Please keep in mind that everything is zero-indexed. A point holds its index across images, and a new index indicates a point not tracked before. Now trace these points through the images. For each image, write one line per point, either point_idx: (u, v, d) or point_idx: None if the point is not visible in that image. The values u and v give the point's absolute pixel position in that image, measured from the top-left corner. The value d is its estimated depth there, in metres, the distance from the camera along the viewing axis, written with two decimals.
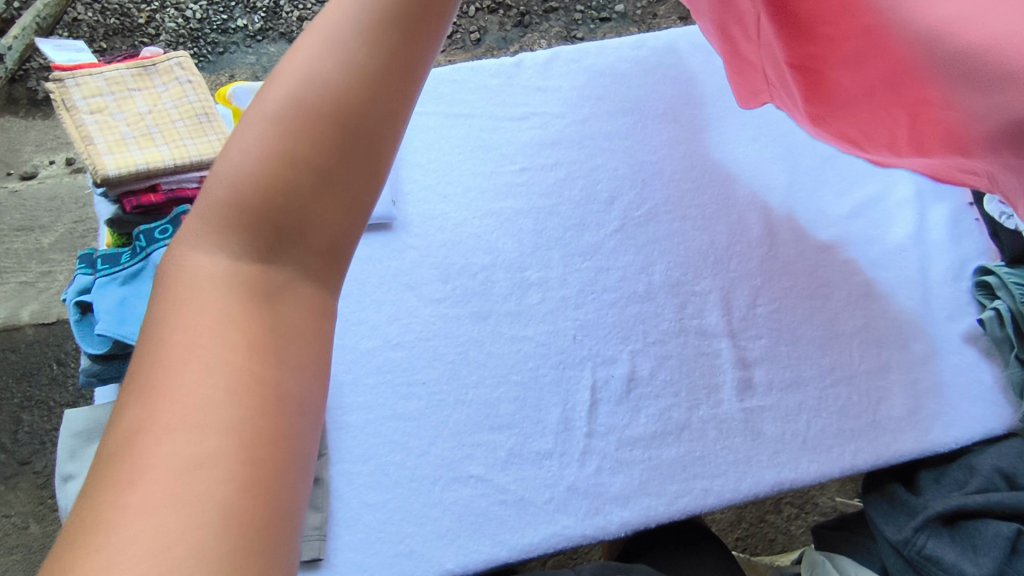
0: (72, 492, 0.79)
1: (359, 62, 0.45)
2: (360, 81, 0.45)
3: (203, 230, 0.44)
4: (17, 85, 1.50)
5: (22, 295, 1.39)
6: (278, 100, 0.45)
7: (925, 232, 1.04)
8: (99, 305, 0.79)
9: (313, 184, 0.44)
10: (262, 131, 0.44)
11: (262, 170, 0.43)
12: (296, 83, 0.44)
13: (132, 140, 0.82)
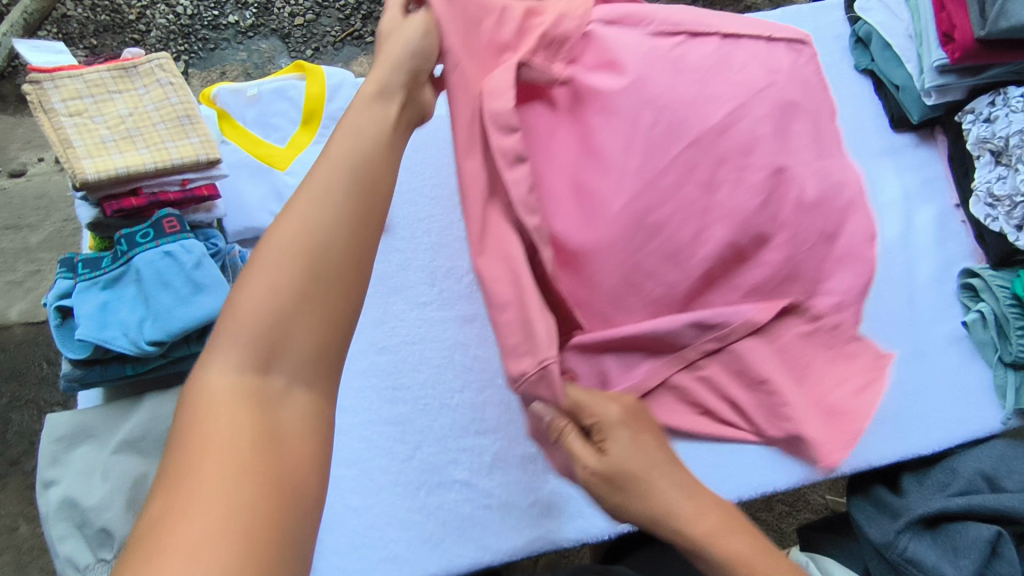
0: (52, 498, 0.79)
1: (334, 212, 0.55)
2: (337, 226, 0.55)
3: (212, 351, 0.50)
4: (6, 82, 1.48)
5: (10, 294, 1.38)
6: (283, 243, 0.53)
7: (911, 235, 1.05)
8: (79, 309, 0.79)
9: (300, 306, 0.51)
10: (259, 267, 0.52)
11: (272, 299, 0.51)
12: (299, 227, 0.54)
13: (112, 143, 0.82)
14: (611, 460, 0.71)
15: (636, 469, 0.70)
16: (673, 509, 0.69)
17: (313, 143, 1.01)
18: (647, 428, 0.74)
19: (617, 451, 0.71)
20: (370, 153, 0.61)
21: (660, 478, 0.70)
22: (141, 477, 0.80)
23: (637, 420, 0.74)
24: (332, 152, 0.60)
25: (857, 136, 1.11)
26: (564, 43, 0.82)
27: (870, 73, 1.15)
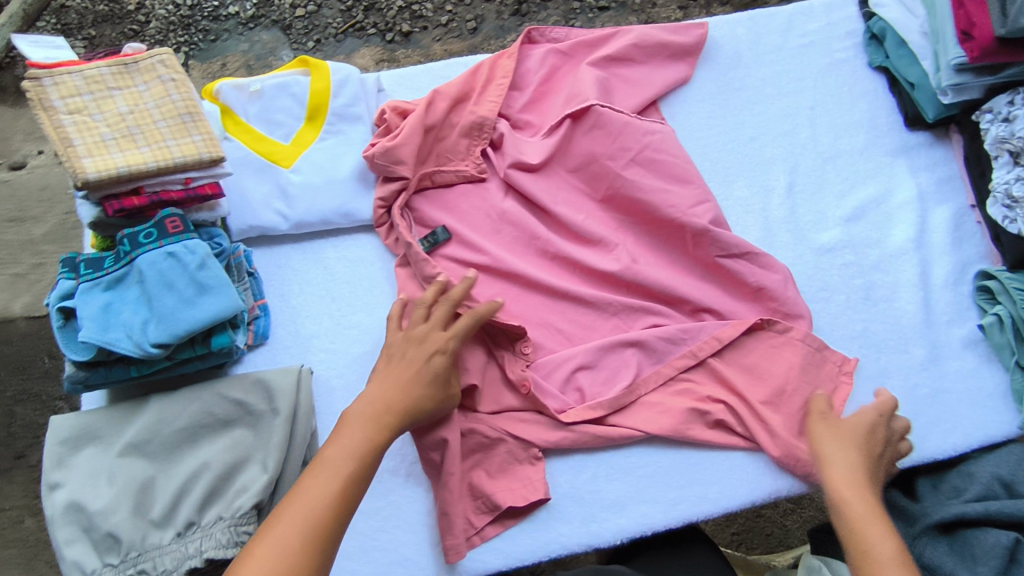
0: (57, 502, 0.78)
1: (351, 467, 0.67)
2: (346, 481, 0.66)
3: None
4: (6, 73, 1.46)
5: (13, 288, 1.37)
6: (302, 511, 0.63)
7: (927, 235, 1.03)
8: (82, 311, 0.77)
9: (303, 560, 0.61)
10: (283, 521, 0.62)
11: (285, 556, 0.60)
12: (279, 545, 0.60)
13: (113, 142, 0.80)
14: (827, 453, 0.79)
15: (845, 476, 0.76)
16: (868, 523, 0.72)
17: (318, 140, 0.99)
18: (851, 439, 0.80)
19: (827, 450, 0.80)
20: (357, 467, 0.68)
21: (863, 497, 0.74)
22: (148, 480, 0.79)
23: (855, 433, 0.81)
24: (326, 461, 0.67)
25: (872, 134, 1.09)
26: (482, 128, 0.99)
27: (884, 71, 1.12)
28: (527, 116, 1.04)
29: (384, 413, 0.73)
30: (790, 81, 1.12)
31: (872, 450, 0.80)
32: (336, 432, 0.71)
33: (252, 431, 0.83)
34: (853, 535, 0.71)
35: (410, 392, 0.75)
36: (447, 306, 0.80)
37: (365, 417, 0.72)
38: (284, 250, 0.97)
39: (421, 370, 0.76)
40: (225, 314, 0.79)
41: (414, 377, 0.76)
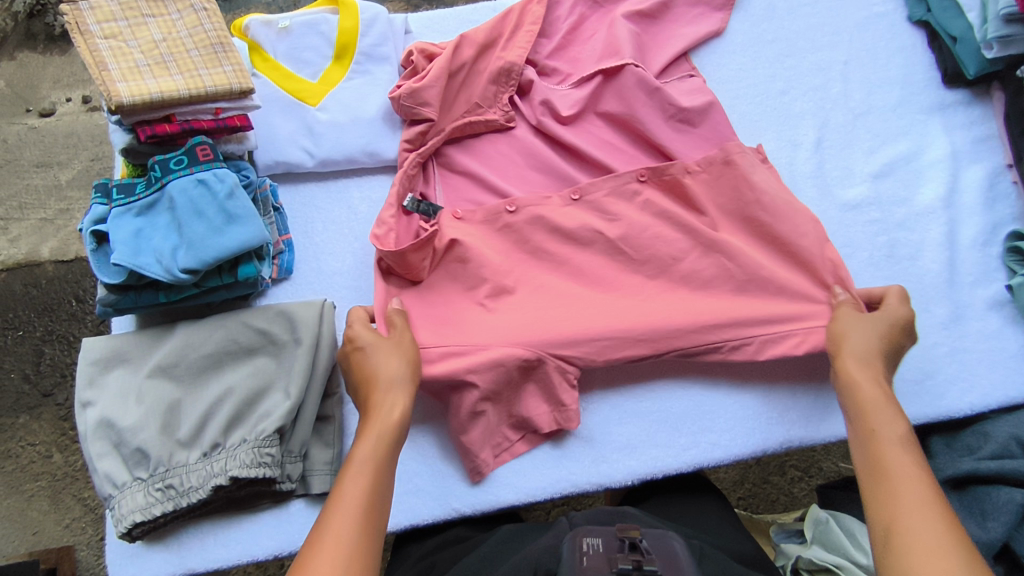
0: (89, 418, 0.80)
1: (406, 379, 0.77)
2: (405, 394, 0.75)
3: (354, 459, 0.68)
4: (35, 20, 1.48)
5: (42, 231, 1.40)
6: (390, 409, 0.74)
7: (956, 194, 1.01)
8: (114, 235, 0.79)
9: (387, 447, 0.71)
10: (385, 415, 0.73)
11: (375, 441, 0.70)
12: (383, 427, 0.72)
13: (146, 68, 0.80)
14: (846, 338, 0.80)
15: (860, 360, 0.77)
16: (877, 399, 0.73)
17: (345, 79, 1.00)
18: (872, 332, 0.80)
19: (851, 330, 0.80)
20: (383, 466, 0.69)
21: (876, 379, 0.76)
22: (175, 402, 0.82)
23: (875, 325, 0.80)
24: (388, 379, 0.76)
25: (907, 90, 1.07)
26: (510, 74, 0.98)
27: (924, 25, 1.10)
28: (555, 62, 1.02)
29: (393, 394, 0.75)
30: (824, 35, 1.10)
31: (889, 339, 0.80)
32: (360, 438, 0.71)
33: (276, 359, 0.85)
34: (863, 415, 0.73)
35: (389, 364, 0.77)
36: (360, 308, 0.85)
37: (385, 424, 0.72)
38: (306, 188, 0.98)
39: (382, 345, 0.79)
40: (252, 242, 0.80)
41: (382, 349, 0.78)
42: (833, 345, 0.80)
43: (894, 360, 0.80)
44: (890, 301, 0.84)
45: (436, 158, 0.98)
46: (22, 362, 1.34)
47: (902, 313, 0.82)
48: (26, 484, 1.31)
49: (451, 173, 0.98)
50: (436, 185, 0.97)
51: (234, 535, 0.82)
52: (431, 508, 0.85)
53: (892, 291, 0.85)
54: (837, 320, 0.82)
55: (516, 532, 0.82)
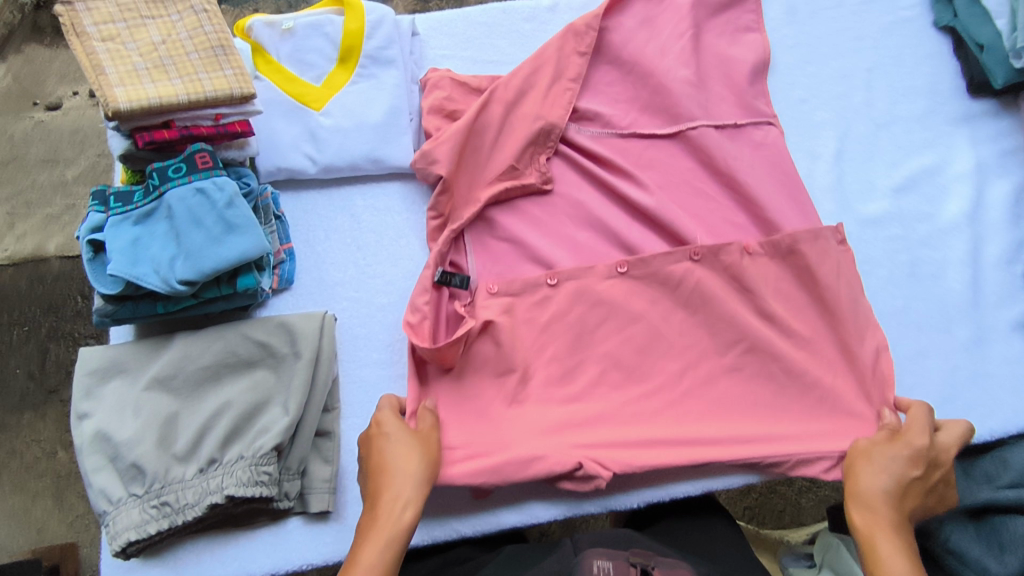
0: (85, 430, 0.79)
1: (418, 473, 0.73)
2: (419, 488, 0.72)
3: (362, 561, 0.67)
4: (43, 12, 1.46)
5: (47, 228, 1.39)
6: (401, 505, 0.71)
7: (981, 210, 0.97)
8: (111, 244, 0.77)
9: (396, 546, 0.68)
10: (396, 513, 0.70)
11: (384, 545, 0.68)
12: (394, 521, 0.70)
13: (145, 72, 0.77)
14: (856, 467, 0.77)
15: (869, 492, 0.74)
16: (882, 545, 0.70)
17: (350, 83, 0.97)
18: (883, 457, 0.76)
19: (863, 466, 0.76)
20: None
21: (884, 510, 0.72)
22: (172, 415, 0.79)
23: (887, 449, 0.77)
24: (399, 471, 0.73)
25: (932, 101, 1.03)
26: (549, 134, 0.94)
27: (950, 32, 1.06)
28: (595, 106, 0.97)
29: (403, 489, 0.72)
30: (846, 41, 1.06)
31: (902, 476, 0.75)
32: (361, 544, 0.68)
33: (276, 373, 0.83)
34: (866, 547, 0.70)
35: (410, 473, 0.73)
36: (391, 397, 0.81)
37: (392, 524, 0.69)
38: (313, 196, 0.96)
39: (407, 448, 0.75)
40: (253, 253, 0.78)
41: (406, 453, 0.75)
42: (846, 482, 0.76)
43: (909, 497, 0.75)
44: (908, 428, 0.79)
45: (468, 225, 0.92)
46: (27, 359, 1.33)
47: (921, 435, 0.77)
48: (30, 482, 1.30)
49: (488, 239, 0.93)
50: (471, 257, 0.91)
51: (230, 553, 0.80)
52: (432, 529, 0.83)
53: (915, 412, 0.80)
54: (854, 455, 0.78)
55: (518, 552, 0.80)
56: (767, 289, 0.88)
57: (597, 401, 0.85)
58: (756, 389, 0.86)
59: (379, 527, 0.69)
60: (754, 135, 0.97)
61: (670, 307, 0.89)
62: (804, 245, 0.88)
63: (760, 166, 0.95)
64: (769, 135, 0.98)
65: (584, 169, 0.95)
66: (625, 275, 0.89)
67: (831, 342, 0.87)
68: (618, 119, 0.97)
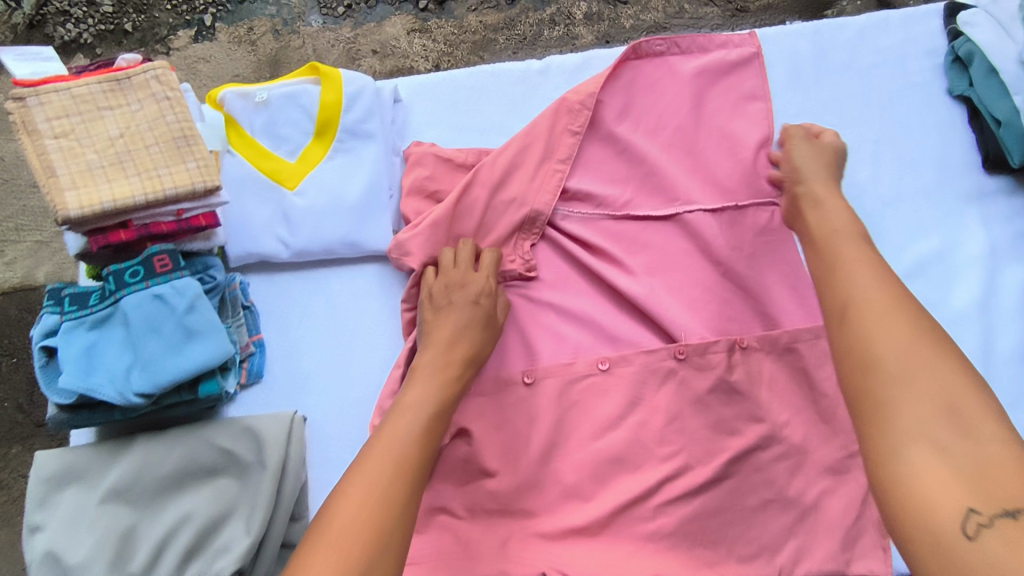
0: (37, 547, 0.75)
1: (478, 334, 0.78)
2: (476, 345, 0.77)
3: (423, 383, 0.70)
4: (35, 31, 1.32)
5: (37, 254, 1.30)
6: (457, 352, 0.75)
7: (993, 297, 0.91)
8: (64, 354, 0.73)
9: (451, 382, 0.72)
10: (455, 361, 0.74)
11: (439, 381, 0.71)
12: (447, 367, 0.73)
13: (100, 171, 0.73)
14: (797, 166, 0.87)
15: (830, 222, 0.76)
16: (839, 238, 0.72)
17: (326, 158, 0.92)
18: (817, 159, 0.87)
19: (799, 154, 0.88)
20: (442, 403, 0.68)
21: (841, 228, 0.74)
22: (130, 530, 0.76)
23: (811, 156, 0.88)
24: (461, 327, 0.77)
25: (943, 174, 0.96)
26: (535, 222, 0.90)
27: (965, 101, 0.99)
28: (588, 185, 0.93)
29: (468, 336, 0.77)
30: (854, 108, 0.99)
31: (833, 163, 0.88)
32: (419, 376, 0.71)
33: (239, 482, 0.79)
34: (825, 250, 0.72)
35: (467, 334, 0.77)
36: (495, 252, 0.86)
37: (447, 372, 0.72)
38: (284, 283, 0.91)
39: (474, 310, 0.79)
40: (215, 360, 0.74)
41: (470, 316, 0.79)
42: (788, 166, 0.88)
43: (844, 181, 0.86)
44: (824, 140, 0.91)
45: None
46: (12, 392, 1.26)
47: (836, 145, 0.89)
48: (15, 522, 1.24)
49: None
50: None
51: None
52: None
53: (829, 131, 0.92)
54: (792, 140, 0.90)
55: None
56: (759, 389, 0.84)
57: (575, 512, 0.81)
58: (743, 501, 0.81)
59: (435, 368, 0.72)
60: (759, 218, 0.91)
61: (654, 409, 0.84)
62: (803, 343, 0.86)
63: (762, 251, 0.91)
64: (774, 217, 0.92)
65: (573, 256, 0.92)
66: (607, 371, 0.86)
67: (828, 453, 0.83)
68: (612, 199, 0.93)
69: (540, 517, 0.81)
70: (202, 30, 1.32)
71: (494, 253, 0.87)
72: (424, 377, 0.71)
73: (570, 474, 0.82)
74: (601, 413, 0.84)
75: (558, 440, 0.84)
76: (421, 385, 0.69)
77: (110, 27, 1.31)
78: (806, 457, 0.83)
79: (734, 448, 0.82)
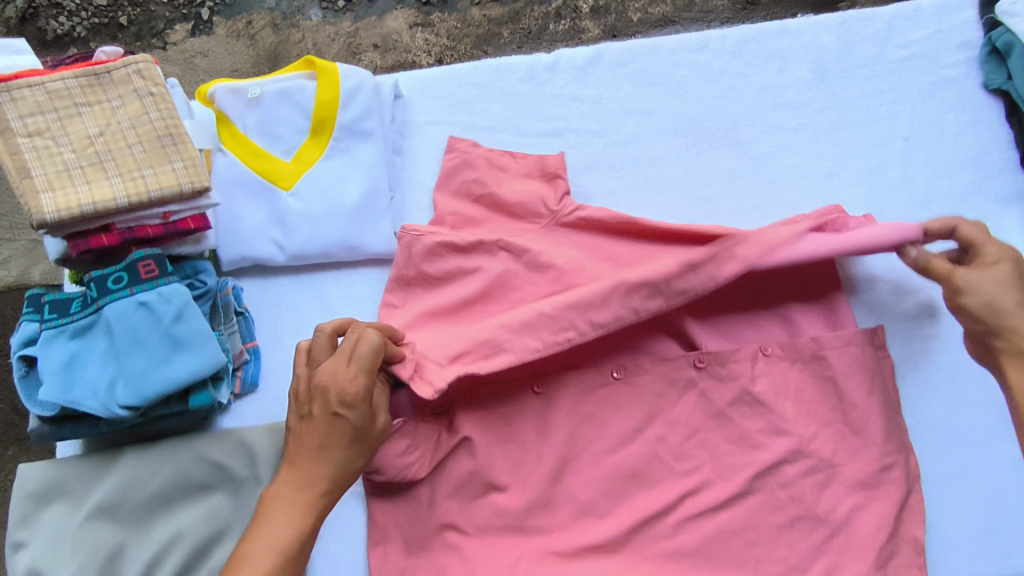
0: (20, 564, 0.71)
1: (354, 443, 0.61)
2: (345, 459, 0.60)
3: (258, 532, 0.56)
4: (27, 25, 1.25)
5: (34, 253, 1.16)
6: (323, 467, 0.59)
7: None
8: (43, 364, 0.68)
9: (305, 521, 0.58)
10: (317, 485, 0.59)
11: (288, 523, 0.57)
12: (305, 491, 0.59)
13: (77, 172, 0.68)
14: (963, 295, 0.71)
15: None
16: None
17: (322, 159, 0.87)
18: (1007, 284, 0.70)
19: (976, 285, 0.71)
20: (292, 553, 0.56)
21: None
22: (117, 549, 0.72)
23: (993, 280, 0.71)
24: (319, 437, 0.60)
25: (979, 173, 0.91)
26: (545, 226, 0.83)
27: (1002, 95, 0.94)
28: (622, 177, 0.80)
29: (331, 451, 0.60)
30: (881, 106, 0.94)
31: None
32: (259, 518, 0.57)
33: (233, 498, 0.74)
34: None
35: (328, 453, 0.60)
36: (377, 339, 0.63)
37: (304, 501, 0.58)
38: (282, 287, 0.86)
39: (335, 426, 0.60)
40: (203, 372, 0.69)
41: (330, 432, 0.60)
42: (973, 321, 0.71)
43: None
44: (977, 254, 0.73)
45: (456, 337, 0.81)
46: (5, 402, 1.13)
47: (1005, 257, 0.72)
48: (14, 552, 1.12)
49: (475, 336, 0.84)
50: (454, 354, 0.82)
51: None
52: None
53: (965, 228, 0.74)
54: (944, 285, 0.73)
55: None
56: (785, 401, 0.78)
57: (584, 532, 0.76)
58: (768, 519, 0.76)
59: (285, 504, 0.58)
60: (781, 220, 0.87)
61: (673, 422, 0.79)
62: (831, 352, 0.80)
63: None
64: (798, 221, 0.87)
65: None
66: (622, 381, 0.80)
67: (858, 468, 0.77)
68: None
69: (553, 534, 0.77)
70: (198, 24, 1.27)
71: (378, 336, 0.64)
72: (265, 519, 0.57)
73: (584, 491, 0.77)
74: (617, 425, 0.79)
75: (572, 453, 0.78)
76: (262, 532, 0.56)
77: (104, 21, 1.25)
78: (835, 472, 0.77)
79: (758, 462, 0.77)
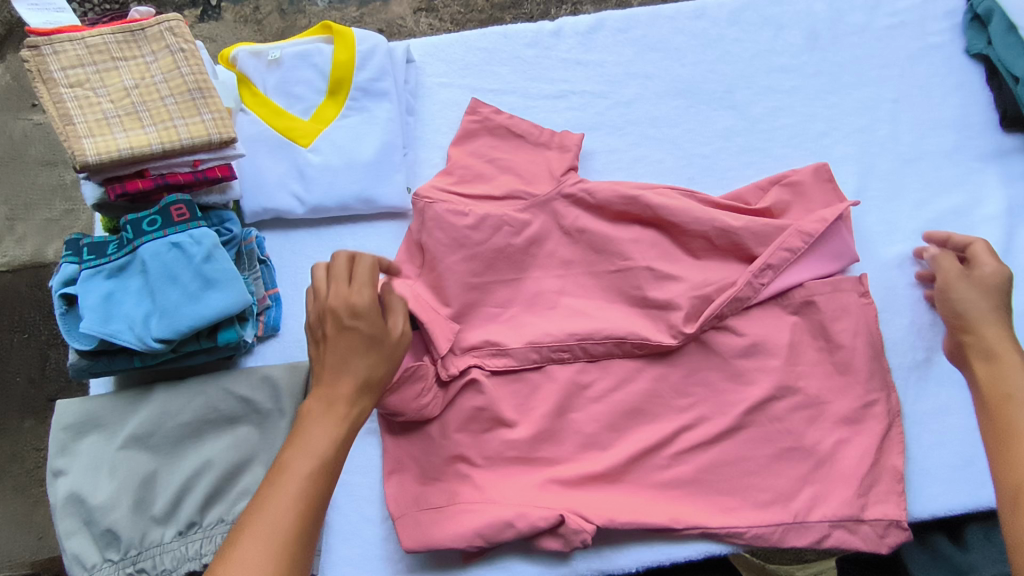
0: (60, 490, 0.76)
1: (374, 349, 0.62)
2: (368, 363, 0.61)
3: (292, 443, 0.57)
4: None
5: (47, 232, 1.19)
6: (347, 377, 0.61)
7: (1013, 255, 0.91)
8: (83, 299, 0.73)
9: (341, 429, 0.59)
10: (345, 393, 0.60)
11: (324, 431, 0.58)
12: (335, 402, 0.60)
13: (116, 120, 0.74)
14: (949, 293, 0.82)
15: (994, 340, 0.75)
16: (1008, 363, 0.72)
17: (340, 117, 0.92)
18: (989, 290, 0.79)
19: (961, 291, 0.81)
20: (329, 456, 0.57)
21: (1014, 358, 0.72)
22: (150, 475, 0.77)
23: (980, 287, 0.80)
24: (338, 352, 0.61)
25: (961, 134, 0.96)
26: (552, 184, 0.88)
27: (983, 60, 0.99)
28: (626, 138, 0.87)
29: (353, 361, 0.61)
30: (870, 70, 0.99)
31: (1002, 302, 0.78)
32: (296, 431, 0.58)
33: (259, 430, 0.80)
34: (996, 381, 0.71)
35: (351, 363, 0.61)
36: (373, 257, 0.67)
37: (335, 409, 0.59)
38: (303, 237, 0.92)
39: (352, 337, 0.61)
40: (232, 309, 0.75)
41: (348, 344, 0.61)
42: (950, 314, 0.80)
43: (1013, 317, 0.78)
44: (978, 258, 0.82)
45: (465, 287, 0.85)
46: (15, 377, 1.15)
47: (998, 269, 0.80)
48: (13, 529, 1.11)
49: None
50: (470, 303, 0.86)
51: None
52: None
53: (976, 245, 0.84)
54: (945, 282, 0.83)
55: None
56: (777, 340, 0.83)
57: (587, 462, 0.82)
58: (760, 450, 0.81)
59: (313, 417, 0.59)
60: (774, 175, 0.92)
61: (671, 362, 0.84)
62: (820, 296, 0.85)
63: None
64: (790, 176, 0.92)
65: None
66: None
67: (845, 403, 0.82)
68: None
69: (557, 464, 0.82)
70: (208, 11, 1.30)
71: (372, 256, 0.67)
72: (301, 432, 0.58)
73: (588, 425, 0.82)
74: (618, 364, 0.84)
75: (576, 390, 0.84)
76: (295, 442, 0.57)
77: None
78: (822, 407, 0.82)
79: (750, 397, 0.82)
